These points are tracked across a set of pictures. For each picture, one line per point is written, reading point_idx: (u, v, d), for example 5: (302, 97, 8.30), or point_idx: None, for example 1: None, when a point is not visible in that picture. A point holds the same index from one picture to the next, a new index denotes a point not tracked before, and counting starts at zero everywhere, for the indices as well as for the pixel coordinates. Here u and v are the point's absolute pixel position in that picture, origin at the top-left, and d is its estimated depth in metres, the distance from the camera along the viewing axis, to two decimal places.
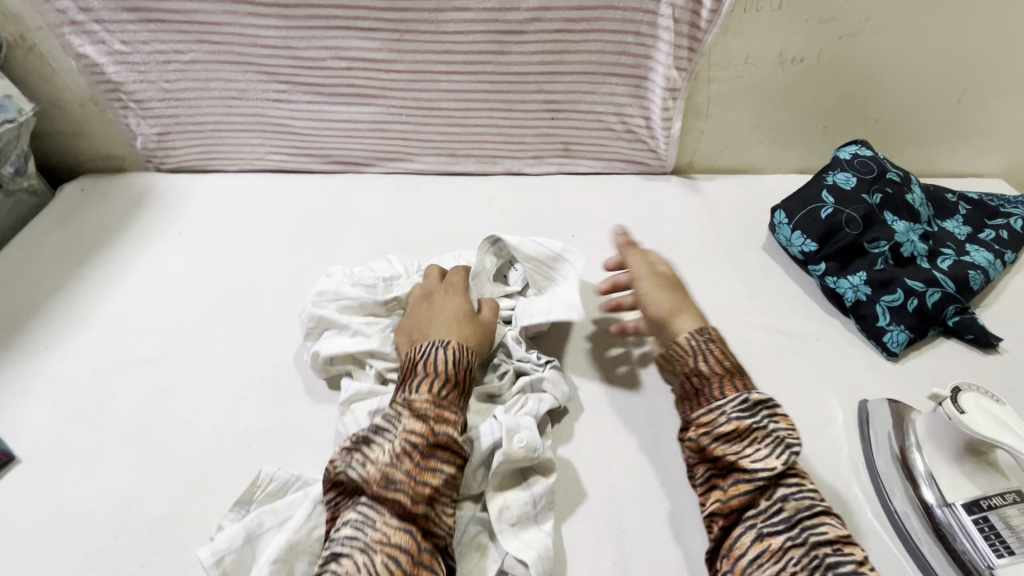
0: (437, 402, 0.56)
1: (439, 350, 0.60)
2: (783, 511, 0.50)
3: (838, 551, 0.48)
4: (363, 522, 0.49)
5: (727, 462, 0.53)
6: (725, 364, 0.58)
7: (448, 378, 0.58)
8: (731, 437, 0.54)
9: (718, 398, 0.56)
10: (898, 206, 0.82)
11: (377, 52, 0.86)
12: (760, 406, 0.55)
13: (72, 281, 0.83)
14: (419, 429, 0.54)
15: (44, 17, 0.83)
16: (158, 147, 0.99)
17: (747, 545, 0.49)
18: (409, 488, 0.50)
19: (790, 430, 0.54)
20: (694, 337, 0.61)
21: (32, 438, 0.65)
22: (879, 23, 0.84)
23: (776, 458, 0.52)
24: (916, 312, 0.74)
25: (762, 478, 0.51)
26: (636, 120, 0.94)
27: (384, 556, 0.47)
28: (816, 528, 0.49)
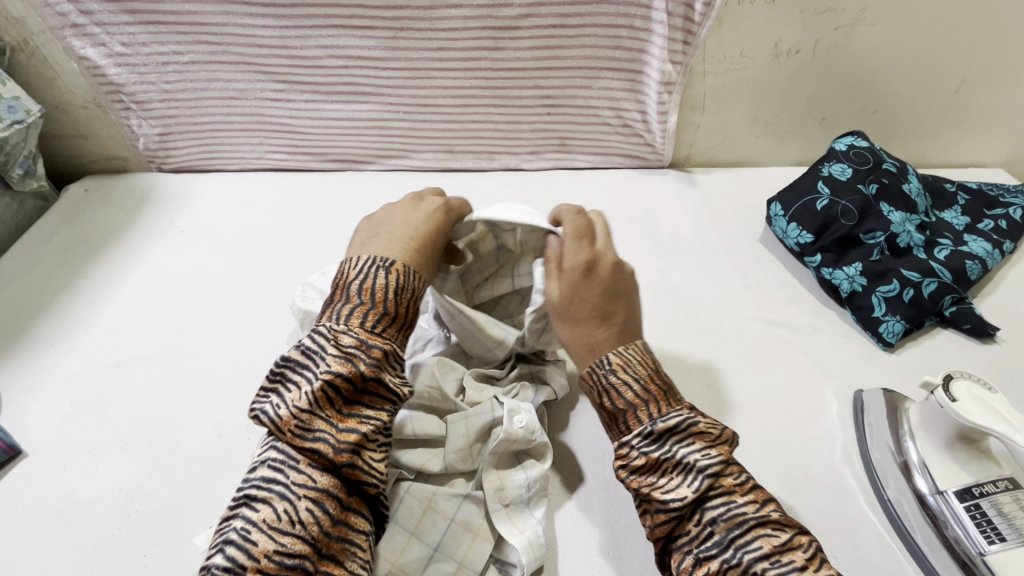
0: (369, 339, 0.51)
1: (378, 275, 0.54)
2: (712, 534, 0.46)
3: (777, 563, 0.43)
4: (283, 465, 0.47)
5: (644, 495, 0.49)
6: (626, 397, 0.52)
7: (386, 313, 0.53)
8: (646, 468, 0.50)
9: (628, 432, 0.51)
10: (894, 196, 0.81)
11: (372, 50, 0.87)
12: (667, 431, 0.50)
13: (76, 281, 0.84)
14: (343, 370, 0.49)
15: (46, 21, 0.84)
16: (159, 147, 1.01)
17: (687, 573, 0.46)
18: (331, 437, 0.47)
19: (704, 450, 0.49)
20: (595, 370, 0.54)
21: (38, 433, 0.66)
22: (875, 14, 0.83)
23: (686, 486, 0.47)
24: (912, 302, 0.74)
25: (675, 508, 0.47)
26: (632, 114, 0.94)
27: (308, 503, 0.45)
28: (750, 545, 0.45)
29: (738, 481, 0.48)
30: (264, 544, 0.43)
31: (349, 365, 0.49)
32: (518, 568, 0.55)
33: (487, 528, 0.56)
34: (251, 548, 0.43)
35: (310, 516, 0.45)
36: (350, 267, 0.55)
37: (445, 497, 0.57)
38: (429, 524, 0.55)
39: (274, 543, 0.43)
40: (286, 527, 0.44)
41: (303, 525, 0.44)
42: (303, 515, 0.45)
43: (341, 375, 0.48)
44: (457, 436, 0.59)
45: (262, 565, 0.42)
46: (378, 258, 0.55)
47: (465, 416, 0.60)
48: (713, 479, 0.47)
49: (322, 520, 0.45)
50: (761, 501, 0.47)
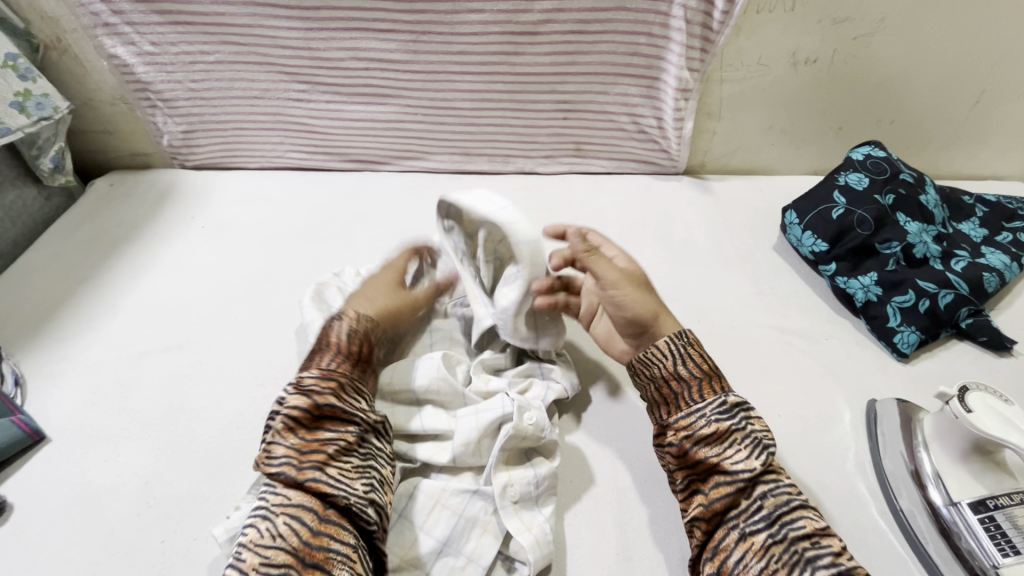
0: (326, 374, 0.57)
1: (334, 326, 0.61)
2: (762, 508, 0.50)
3: (816, 544, 0.48)
4: (266, 493, 0.50)
5: (710, 463, 0.53)
6: (704, 366, 0.58)
7: (341, 351, 0.60)
8: (710, 439, 0.54)
9: (694, 403, 0.56)
10: (911, 207, 0.81)
11: (393, 53, 0.88)
12: (737, 408, 0.55)
13: (100, 273, 0.87)
14: (301, 403, 0.54)
15: (79, 20, 0.87)
16: (182, 144, 1.03)
17: (732, 547, 0.49)
18: (294, 457, 0.51)
19: (764, 431, 0.55)
20: (673, 341, 0.60)
21: (61, 419, 0.68)
22: (894, 24, 0.84)
23: (755, 459, 0.52)
24: (928, 313, 0.73)
25: (741, 478, 0.51)
26: (648, 120, 0.95)
27: (287, 517, 0.48)
28: (795, 523, 0.49)
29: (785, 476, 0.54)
30: (251, 563, 0.46)
31: (304, 398, 0.54)
32: (526, 566, 0.55)
33: (495, 524, 0.57)
34: (240, 565, 0.46)
35: (289, 530, 0.48)
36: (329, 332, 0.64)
37: (452, 493, 0.58)
38: (436, 519, 0.57)
39: (259, 559, 0.46)
40: (269, 542, 0.47)
41: (284, 538, 0.47)
42: (282, 529, 0.48)
43: (299, 407, 0.54)
44: (467, 430, 0.59)
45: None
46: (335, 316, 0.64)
47: (476, 412, 0.61)
48: (773, 460, 0.52)
49: (302, 531, 0.48)
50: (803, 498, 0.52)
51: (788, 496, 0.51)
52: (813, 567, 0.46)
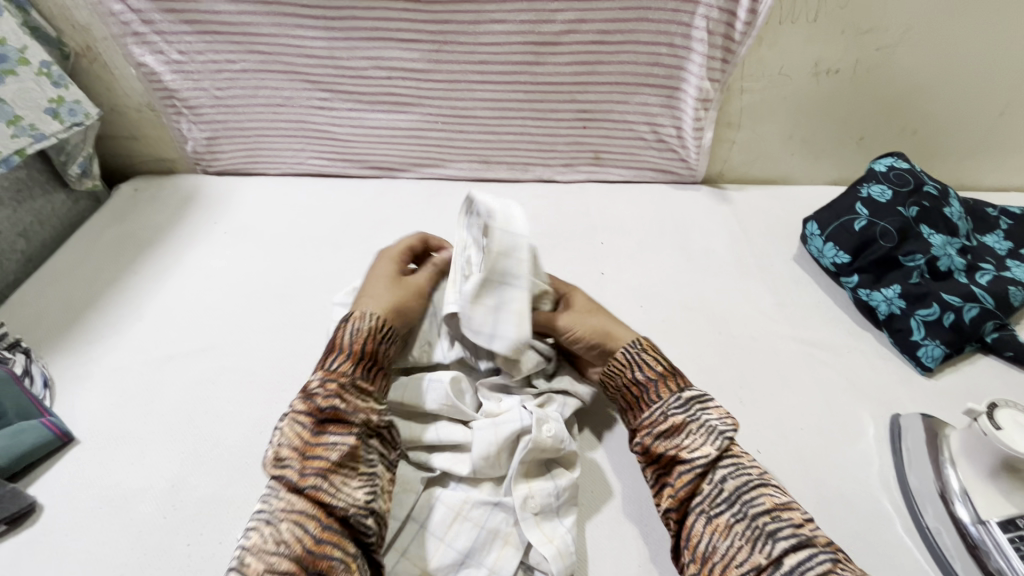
0: (329, 377, 0.57)
1: (341, 328, 0.62)
2: (723, 491, 0.52)
3: (776, 518, 0.49)
4: (267, 498, 0.51)
5: (669, 456, 0.55)
6: (656, 369, 0.60)
7: (347, 352, 0.59)
8: (669, 433, 0.56)
9: (654, 401, 0.58)
10: (934, 220, 0.80)
11: (415, 62, 0.89)
12: (692, 401, 0.58)
13: (126, 276, 0.88)
14: (306, 407, 0.55)
15: (110, 29, 0.89)
16: (206, 150, 1.05)
17: (701, 532, 0.51)
18: (297, 464, 0.52)
19: (722, 418, 0.56)
20: (628, 350, 0.62)
21: (89, 421, 0.69)
22: (917, 36, 0.83)
23: (709, 445, 0.54)
24: (952, 327, 0.72)
25: (699, 464, 0.53)
26: (667, 129, 0.95)
27: (291, 523, 0.49)
28: (755, 501, 0.51)
29: (748, 456, 0.55)
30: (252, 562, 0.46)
31: (308, 402, 0.56)
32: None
33: (516, 536, 0.58)
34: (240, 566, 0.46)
35: (293, 536, 0.48)
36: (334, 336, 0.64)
37: (475, 504, 0.58)
38: (457, 529, 0.57)
39: (263, 564, 0.46)
40: (273, 548, 0.47)
41: (289, 544, 0.48)
42: (287, 535, 0.48)
43: (304, 411, 0.55)
44: (484, 444, 0.59)
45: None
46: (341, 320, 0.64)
47: (494, 424, 0.60)
48: (729, 443, 0.54)
49: (305, 538, 0.48)
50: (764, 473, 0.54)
51: (746, 474, 0.53)
52: (774, 540, 0.48)
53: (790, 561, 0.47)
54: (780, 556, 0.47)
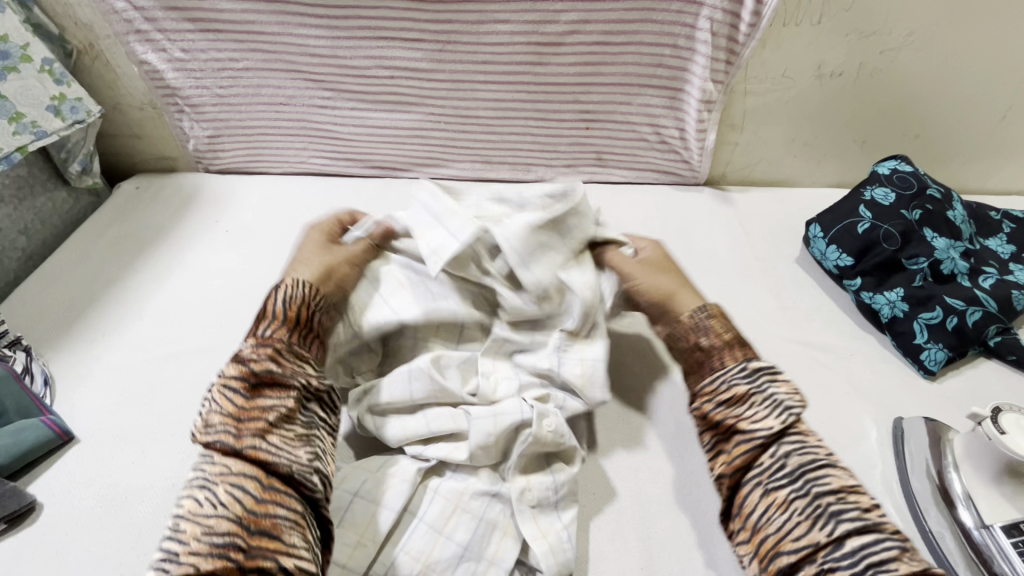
0: (261, 343, 0.56)
1: (270, 295, 0.61)
2: (785, 466, 0.52)
3: (842, 499, 0.49)
4: (200, 465, 0.49)
5: (729, 425, 0.55)
6: (724, 336, 0.61)
7: (278, 319, 0.59)
8: (731, 402, 0.56)
9: (719, 368, 0.59)
10: (938, 223, 0.80)
11: (418, 62, 0.89)
12: (760, 373, 0.57)
13: (126, 275, 0.88)
14: (238, 373, 0.54)
15: (112, 27, 0.89)
16: (207, 149, 1.05)
17: (755, 502, 0.51)
18: (232, 427, 0.50)
19: (791, 393, 0.55)
20: (696, 315, 0.63)
21: (88, 420, 0.69)
22: (921, 39, 0.83)
23: (775, 418, 0.53)
24: (956, 331, 0.72)
25: (761, 436, 0.53)
26: (670, 130, 0.95)
27: (227, 486, 0.47)
28: (819, 480, 0.50)
29: (814, 434, 0.55)
30: (191, 530, 0.44)
31: (240, 367, 0.54)
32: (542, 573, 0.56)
33: (514, 527, 0.58)
34: (179, 535, 0.44)
35: (231, 498, 0.46)
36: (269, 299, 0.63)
37: (474, 496, 0.59)
38: (456, 522, 0.57)
39: (200, 527, 0.44)
40: (210, 511, 0.45)
41: (226, 505, 0.46)
42: (224, 497, 0.46)
43: (237, 376, 0.53)
44: (480, 434, 0.59)
45: (193, 546, 0.43)
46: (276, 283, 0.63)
47: (493, 415, 0.60)
48: (795, 419, 0.54)
49: (244, 499, 0.46)
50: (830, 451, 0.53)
51: (811, 453, 0.52)
52: (837, 520, 0.47)
53: (852, 542, 0.46)
54: (842, 536, 0.46)
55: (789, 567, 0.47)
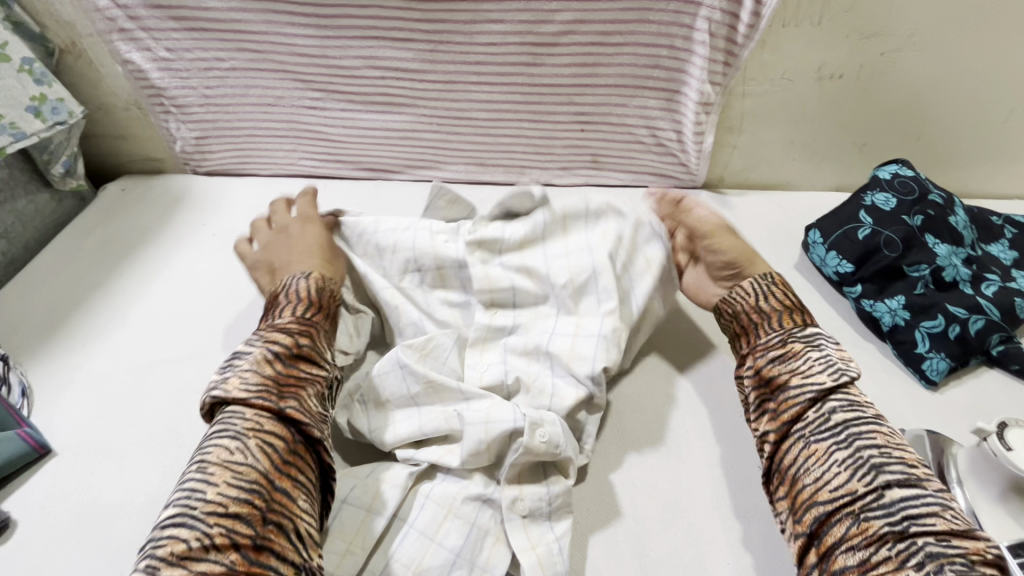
0: (302, 321, 0.63)
1: (300, 282, 0.67)
2: (828, 421, 0.54)
3: (885, 454, 0.51)
4: (232, 419, 0.53)
5: (781, 380, 0.58)
6: (778, 302, 0.65)
7: (313, 304, 0.65)
8: (781, 358, 0.59)
9: (772, 328, 0.63)
10: (940, 228, 0.78)
11: (410, 62, 0.87)
12: (811, 333, 0.61)
13: (109, 280, 0.86)
14: (284, 341, 0.59)
15: (95, 25, 0.87)
16: (195, 150, 1.02)
17: (796, 457, 0.54)
18: (275, 386, 0.56)
19: (839, 352, 0.59)
20: (758, 281, 0.68)
21: (66, 433, 0.67)
22: (923, 40, 0.81)
23: (826, 374, 0.56)
24: (958, 340, 0.70)
25: (810, 391, 0.56)
26: (667, 133, 0.93)
27: (259, 441, 0.52)
28: (865, 435, 0.52)
29: (864, 397, 0.57)
30: (223, 475, 0.49)
31: (288, 336, 0.60)
32: None
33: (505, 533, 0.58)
34: (210, 478, 0.48)
35: (263, 453, 0.51)
36: (281, 284, 0.68)
37: (466, 500, 0.58)
38: (449, 528, 0.56)
39: (230, 472, 0.49)
40: (240, 459, 0.50)
41: (257, 458, 0.50)
42: (256, 450, 0.51)
43: (284, 344, 0.59)
44: (475, 441, 0.58)
45: (221, 488, 0.48)
46: (300, 272, 0.69)
47: (485, 422, 0.59)
48: (848, 379, 0.57)
49: (274, 456, 0.51)
50: (879, 413, 0.55)
51: (859, 410, 0.54)
52: (877, 472, 0.50)
53: (892, 494, 0.48)
54: (881, 488, 0.49)
55: (822, 517, 0.50)
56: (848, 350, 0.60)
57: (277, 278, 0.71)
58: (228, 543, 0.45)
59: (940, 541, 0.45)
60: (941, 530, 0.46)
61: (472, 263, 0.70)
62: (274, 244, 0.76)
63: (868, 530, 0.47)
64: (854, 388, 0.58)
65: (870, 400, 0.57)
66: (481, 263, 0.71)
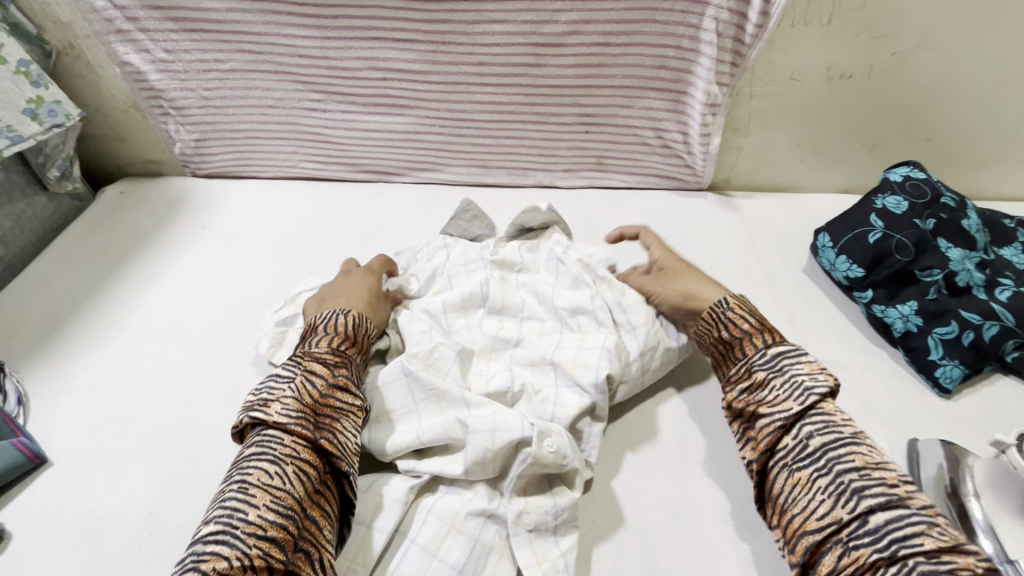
0: (337, 352, 0.63)
1: (337, 316, 0.66)
2: (806, 447, 0.54)
3: (865, 475, 0.50)
4: (270, 443, 0.54)
5: (751, 411, 0.59)
6: (741, 327, 0.63)
7: (347, 337, 0.64)
8: (753, 388, 0.60)
9: (744, 356, 0.62)
10: (953, 232, 0.77)
11: (412, 63, 0.86)
12: (780, 357, 0.60)
13: (107, 284, 0.85)
14: (320, 371, 0.60)
15: (92, 26, 0.85)
16: (194, 153, 1.01)
17: (783, 485, 0.53)
18: (311, 417, 0.56)
19: (811, 373, 0.58)
20: (715, 309, 0.66)
21: (63, 441, 0.66)
22: (935, 40, 0.80)
23: (793, 400, 0.56)
24: (972, 347, 0.69)
25: (780, 418, 0.56)
26: (673, 135, 0.91)
27: (296, 468, 0.52)
28: (842, 457, 0.52)
29: (841, 414, 0.55)
30: (259, 497, 0.50)
31: (326, 367, 0.60)
32: None
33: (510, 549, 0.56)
34: (250, 498, 0.49)
35: (298, 480, 0.52)
36: (319, 317, 0.67)
37: (468, 516, 0.56)
38: (450, 544, 0.54)
39: (269, 495, 0.50)
40: (278, 484, 0.51)
41: (292, 484, 0.51)
42: (291, 477, 0.52)
43: (321, 375, 0.60)
44: (477, 452, 0.56)
45: (261, 511, 0.49)
46: (339, 309, 0.67)
47: (493, 431, 0.57)
48: (818, 398, 0.56)
49: (306, 484, 0.52)
50: (858, 432, 0.54)
51: (835, 432, 0.54)
52: (860, 496, 0.48)
53: (876, 518, 0.47)
54: (864, 513, 0.48)
55: (813, 546, 0.49)
56: (816, 365, 0.59)
57: (319, 311, 0.70)
58: (265, 566, 0.46)
59: (931, 560, 0.44)
60: (929, 549, 0.44)
61: (492, 280, 0.73)
62: (326, 287, 0.74)
63: (857, 560, 0.46)
64: (831, 405, 0.57)
65: (848, 416, 0.56)
66: (499, 280, 0.74)
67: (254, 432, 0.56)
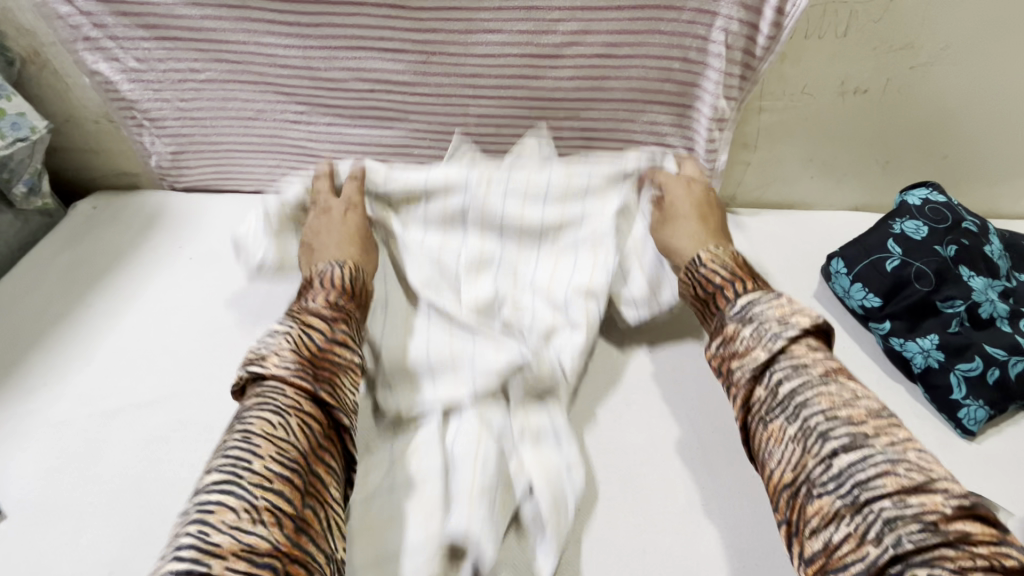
0: (333, 307, 0.62)
1: (335, 271, 0.67)
2: (776, 395, 0.51)
3: (832, 417, 0.47)
4: (270, 393, 0.50)
5: (727, 364, 0.56)
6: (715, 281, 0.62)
7: (344, 290, 0.65)
8: (724, 342, 0.57)
9: (721, 306, 0.60)
10: (975, 259, 0.73)
11: (401, 74, 0.80)
12: (749, 305, 0.57)
13: (74, 311, 0.79)
14: (318, 326, 0.58)
15: (57, 33, 0.80)
16: (171, 165, 0.96)
17: (761, 440, 0.51)
18: (309, 369, 0.53)
19: (779, 317, 0.54)
20: (691, 270, 0.65)
21: (20, 490, 0.61)
22: (957, 53, 0.75)
23: (760, 347, 0.53)
24: (997, 385, 0.65)
25: (751, 367, 0.53)
26: (677, 149, 0.86)
27: (300, 420, 0.49)
28: (807, 401, 0.49)
29: (812, 355, 0.52)
30: (265, 449, 0.46)
31: (325, 324, 0.59)
32: None
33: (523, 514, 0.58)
34: (255, 449, 0.46)
35: (302, 433, 0.49)
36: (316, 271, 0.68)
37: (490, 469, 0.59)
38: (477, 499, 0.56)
39: (274, 446, 0.46)
40: (281, 435, 0.47)
41: (296, 437, 0.48)
42: (295, 428, 0.49)
43: (319, 329, 0.58)
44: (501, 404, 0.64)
45: (267, 462, 0.45)
46: (333, 260, 0.69)
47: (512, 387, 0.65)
48: (787, 341, 0.52)
49: (313, 438, 0.49)
50: (827, 370, 0.51)
51: (802, 375, 0.50)
52: (824, 439, 0.46)
53: (840, 462, 0.45)
54: (828, 457, 0.45)
55: (791, 499, 0.47)
56: (789, 308, 0.55)
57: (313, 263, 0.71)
58: (275, 521, 0.43)
59: (897, 503, 0.41)
60: (891, 491, 0.42)
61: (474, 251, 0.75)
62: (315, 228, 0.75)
63: (823, 508, 0.44)
64: (804, 347, 0.53)
65: (821, 355, 0.52)
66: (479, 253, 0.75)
67: (253, 387, 0.52)
